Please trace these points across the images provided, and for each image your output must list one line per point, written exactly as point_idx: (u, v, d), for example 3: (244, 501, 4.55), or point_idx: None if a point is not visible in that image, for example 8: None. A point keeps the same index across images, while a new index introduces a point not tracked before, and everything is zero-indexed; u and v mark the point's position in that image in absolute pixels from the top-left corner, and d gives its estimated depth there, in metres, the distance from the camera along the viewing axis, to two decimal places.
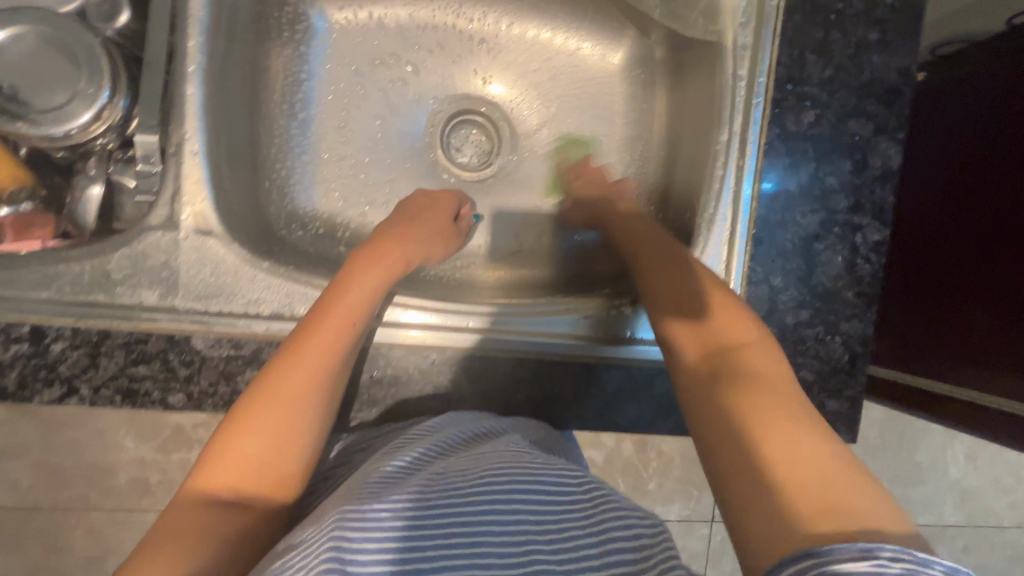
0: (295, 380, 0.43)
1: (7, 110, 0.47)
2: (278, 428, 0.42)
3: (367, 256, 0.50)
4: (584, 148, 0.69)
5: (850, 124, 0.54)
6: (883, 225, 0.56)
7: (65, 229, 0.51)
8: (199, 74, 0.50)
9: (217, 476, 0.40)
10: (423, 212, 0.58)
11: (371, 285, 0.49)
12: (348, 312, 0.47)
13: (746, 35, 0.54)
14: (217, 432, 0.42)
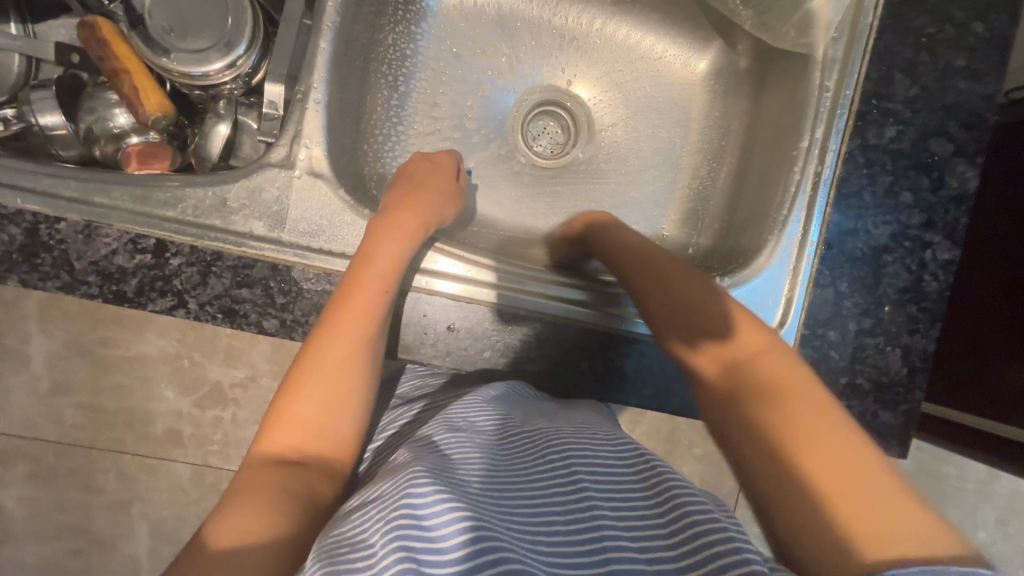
0: (338, 347, 0.45)
1: (159, 45, 0.52)
2: (329, 392, 0.43)
3: (389, 225, 0.51)
4: (657, 150, 0.72)
5: (931, 143, 0.56)
6: (953, 244, 0.57)
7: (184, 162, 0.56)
8: (332, 32, 0.54)
9: (282, 439, 0.42)
10: (432, 179, 0.58)
11: (395, 252, 0.50)
12: (375, 281, 0.48)
13: (838, 48, 0.56)
14: (274, 405, 0.44)
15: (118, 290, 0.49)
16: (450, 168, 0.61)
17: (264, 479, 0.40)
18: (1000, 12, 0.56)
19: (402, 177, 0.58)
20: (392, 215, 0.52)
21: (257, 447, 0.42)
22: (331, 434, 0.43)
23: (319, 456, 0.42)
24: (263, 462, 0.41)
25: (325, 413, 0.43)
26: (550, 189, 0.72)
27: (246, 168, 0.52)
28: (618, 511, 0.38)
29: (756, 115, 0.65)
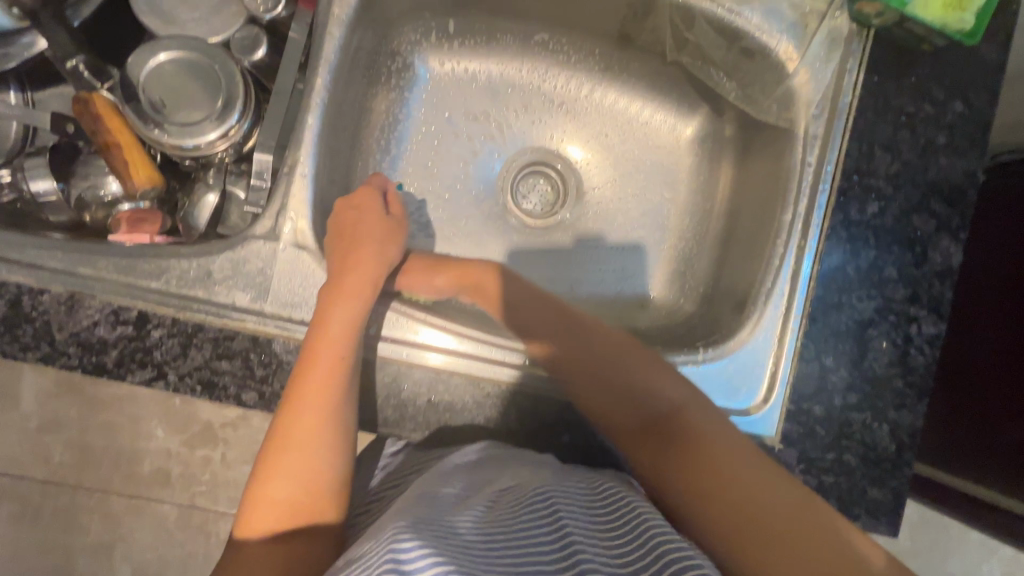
0: (310, 423, 0.46)
1: (149, 118, 0.53)
2: (306, 463, 0.45)
3: (338, 289, 0.50)
4: (645, 211, 0.73)
5: (913, 219, 0.56)
6: (939, 319, 0.57)
7: (171, 226, 0.57)
8: (320, 107, 0.55)
9: (260, 522, 0.43)
10: (368, 225, 0.56)
11: (348, 320, 0.49)
12: (333, 351, 0.48)
13: (818, 125, 0.57)
14: (250, 488, 0.45)
15: (98, 362, 0.49)
16: (375, 202, 0.58)
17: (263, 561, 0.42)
18: (980, 90, 0.56)
19: (331, 228, 0.55)
20: (337, 280, 0.51)
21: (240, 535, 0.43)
22: (323, 502, 0.45)
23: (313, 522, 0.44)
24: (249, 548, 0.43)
25: (310, 481, 0.45)
26: (539, 249, 0.73)
27: (231, 240, 0.53)
28: (597, 545, 0.39)
29: (741, 183, 0.66)
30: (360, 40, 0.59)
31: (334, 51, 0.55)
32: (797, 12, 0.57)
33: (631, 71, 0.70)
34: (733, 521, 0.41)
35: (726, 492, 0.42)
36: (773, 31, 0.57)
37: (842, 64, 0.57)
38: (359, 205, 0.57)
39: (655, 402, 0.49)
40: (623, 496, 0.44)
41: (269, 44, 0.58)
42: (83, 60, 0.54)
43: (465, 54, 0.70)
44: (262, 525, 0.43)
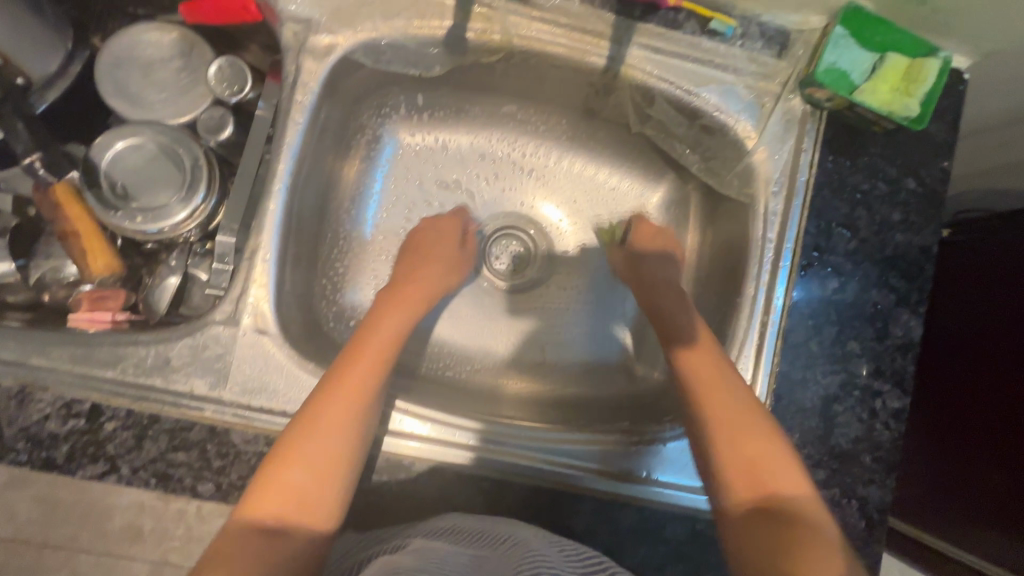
0: (336, 418, 0.46)
1: (109, 204, 0.53)
2: (313, 472, 0.45)
3: (395, 307, 0.57)
4: (614, 275, 0.73)
5: (874, 294, 0.57)
6: (903, 393, 0.57)
7: (133, 302, 0.56)
8: (282, 191, 0.54)
9: (267, 506, 0.43)
10: (448, 248, 0.65)
11: (399, 325, 0.55)
12: (378, 349, 0.52)
13: (778, 202, 0.58)
14: (263, 470, 0.45)
15: (49, 456, 0.48)
16: (455, 234, 0.67)
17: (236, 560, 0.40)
18: (931, 168, 0.58)
19: (409, 254, 0.64)
20: (397, 292, 0.59)
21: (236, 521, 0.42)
22: (311, 512, 0.44)
23: (295, 530, 0.43)
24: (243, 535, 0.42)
25: (311, 485, 0.44)
26: (510, 314, 0.73)
27: (190, 325, 0.52)
28: None
29: (707, 252, 0.67)
30: (323, 120, 0.58)
31: (296, 136, 0.54)
32: (754, 92, 0.58)
33: (598, 139, 0.71)
34: (774, 566, 0.42)
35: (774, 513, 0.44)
36: (731, 110, 0.58)
37: (797, 143, 0.58)
38: (439, 222, 0.67)
39: (727, 428, 0.49)
40: (603, 563, 0.45)
41: (236, 124, 0.60)
42: (39, 157, 0.55)
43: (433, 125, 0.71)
44: (250, 521, 0.43)
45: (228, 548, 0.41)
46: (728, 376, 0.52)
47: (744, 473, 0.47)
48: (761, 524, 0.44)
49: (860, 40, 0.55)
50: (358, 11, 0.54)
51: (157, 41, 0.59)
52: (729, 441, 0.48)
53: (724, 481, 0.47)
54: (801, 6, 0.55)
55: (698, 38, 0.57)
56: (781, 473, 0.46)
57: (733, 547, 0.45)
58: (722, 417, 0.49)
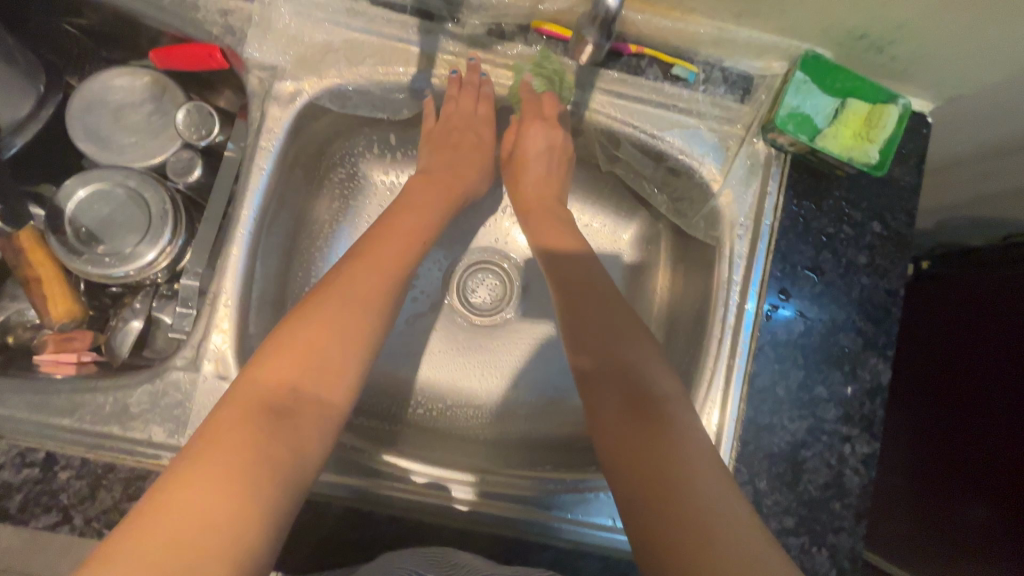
0: (355, 294, 0.49)
1: (73, 248, 0.54)
2: (331, 334, 0.47)
3: (425, 192, 0.61)
4: None
5: (841, 337, 0.57)
6: (872, 438, 0.56)
7: (99, 342, 0.56)
8: (244, 239, 0.54)
9: (278, 371, 0.44)
10: (472, 134, 0.64)
11: (422, 227, 0.58)
12: (400, 236, 0.56)
13: (743, 245, 0.58)
14: (276, 338, 0.46)
15: (1, 507, 0.48)
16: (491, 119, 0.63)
17: (241, 422, 0.41)
18: (896, 211, 0.58)
19: (436, 150, 0.64)
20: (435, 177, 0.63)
21: (251, 380, 0.43)
22: (325, 384, 0.45)
23: (310, 409, 0.43)
24: (257, 401, 0.42)
25: (323, 360, 0.46)
26: (485, 350, 0.73)
27: (149, 371, 0.52)
28: None
29: (677, 290, 0.67)
30: (290, 164, 0.58)
31: (259, 182, 0.54)
32: (717, 135, 0.58)
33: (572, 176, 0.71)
34: (634, 453, 0.45)
35: (628, 421, 0.47)
36: (695, 153, 0.58)
37: (762, 187, 0.58)
38: (457, 100, 0.60)
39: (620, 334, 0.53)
40: None
41: (205, 166, 0.60)
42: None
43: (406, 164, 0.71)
44: (260, 379, 0.44)
45: (238, 399, 0.42)
46: (618, 298, 0.56)
47: (619, 375, 0.51)
48: (628, 431, 0.46)
49: (821, 86, 0.55)
50: (323, 58, 0.55)
51: (128, 86, 0.60)
52: (610, 347, 0.52)
53: (600, 387, 0.51)
54: (762, 53, 0.55)
55: (660, 83, 0.57)
56: (654, 373, 0.50)
57: (605, 449, 0.47)
58: (609, 327, 0.54)
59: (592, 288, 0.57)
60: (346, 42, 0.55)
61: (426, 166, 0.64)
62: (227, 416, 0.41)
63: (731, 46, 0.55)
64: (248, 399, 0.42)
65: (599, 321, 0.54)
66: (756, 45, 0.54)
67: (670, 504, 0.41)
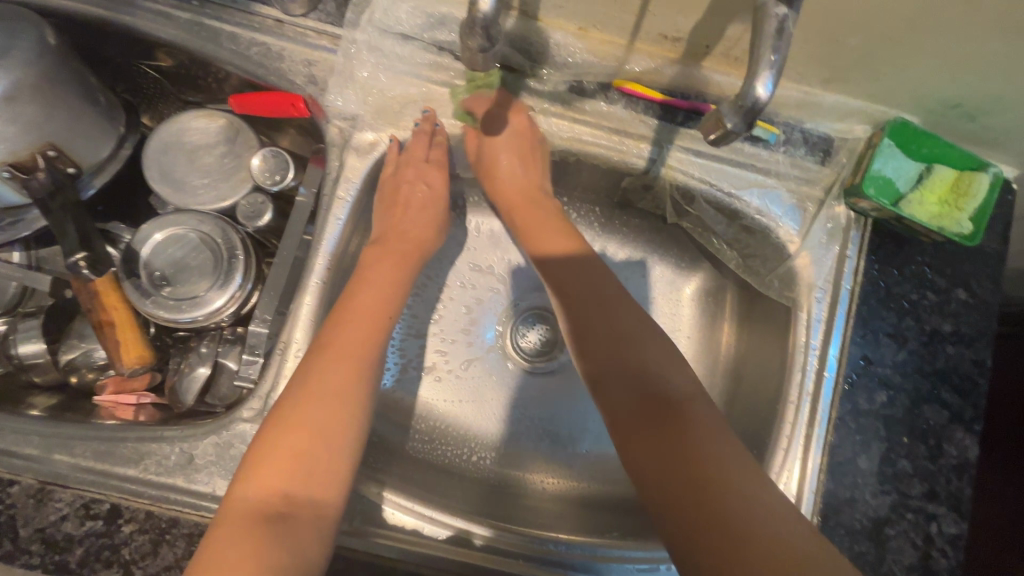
0: (333, 384, 0.47)
1: (145, 291, 0.53)
2: (315, 432, 0.45)
3: (388, 264, 0.56)
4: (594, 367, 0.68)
5: (925, 409, 0.55)
6: (960, 518, 0.53)
7: (160, 382, 0.56)
8: (316, 288, 0.54)
9: (265, 483, 0.42)
10: (424, 185, 0.58)
11: (394, 289, 0.55)
12: (370, 305, 0.53)
13: (821, 308, 0.56)
14: (253, 446, 0.44)
15: (61, 561, 0.46)
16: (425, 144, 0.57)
17: (236, 539, 0.39)
18: (982, 279, 0.56)
19: (389, 211, 0.59)
20: (396, 238, 0.58)
21: (236, 498, 0.42)
22: (319, 483, 0.44)
23: (304, 510, 0.42)
24: (248, 518, 0.41)
25: (313, 458, 0.44)
26: (540, 400, 0.71)
27: (216, 421, 0.51)
28: None
29: (743, 348, 0.65)
30: (363, 212, 0.58)
31: (334, 231, 0.54)
32: (796, 196, 0.57)
33: (635, 227, 0.70)
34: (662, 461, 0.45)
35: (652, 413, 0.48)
36: (773, 214, 0.57)
37: (842, 250, 0.57)
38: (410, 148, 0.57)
39: (629, 332, 0.52)
40: None
41: (275, 210, 0.60)
42: (84, 257, 0.51)
43: None
44: (253, 489, 0.42)
45: (230, 513, 0.41)
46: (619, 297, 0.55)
47: (629, 377, 0.50)
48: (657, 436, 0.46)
49: (905, 152, 0.54)
50: (404, 109, 0.56)
51: (204, 128, 0.60)
52: (614, 347, 0.52)
53: (610, 387, 0.51)
54: (845, 116, 0.55)
55: (740, 142, 0.57)
56: (664, 373, 0.50)
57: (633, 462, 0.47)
58: (618, 327, 0.53)
59: (592, 292, 0.55)
60: (428, 94, 0.56)
61: (388, 231, 0.58)
62: (225, 533, 0.40)
63: (815, 109, 0.55)
64: (241, 515, 0.41)
65: (604, 334, 0.53)
66: (841, 108, 0.54)
67: (702, 508, 0.42)
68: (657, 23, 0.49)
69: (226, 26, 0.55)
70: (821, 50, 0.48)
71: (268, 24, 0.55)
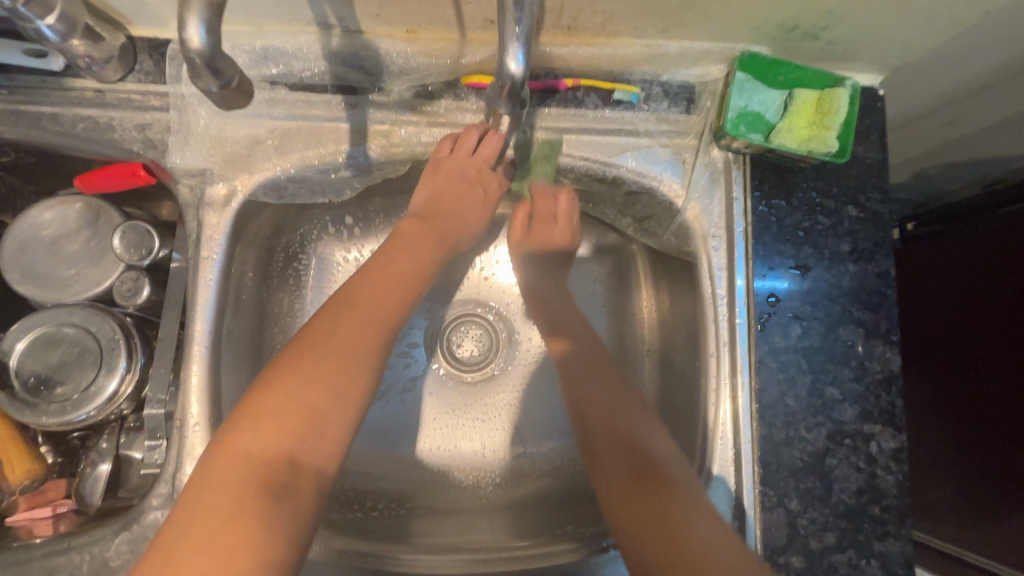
0: (350, 350, 0.50)
1: (26, 401, 0.51)
2: (330, 392, 0.48)
3: (419, 238, 0.59)
4: (533, 365, 0.73)
5: (841, 331, 0.54)
6: (897, 430, 0.53)
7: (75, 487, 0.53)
8: (205, 356, 0.52)
9: (267, 441, 0.45)
10: (478, 188, 0.60)
11: (409, 263, 0.57)
12: (397, 275, 0.56)
13: (720, 256, 0.56)
14: (258, 392, 0.47)
15: None
16: (486, 140, 0.55)
17: (230, 501, 0.42)
18: (869, 191, 0.56)
19: (435, 191, 0.59)
20: (430, 216, 0.60)
21: (234, 445, 0.45)
22: (320, 452, 0.47)
23: (305, 479, 0.46)
24: (251, 474, 0.44)
25: (322, 420, 0.47)
26: (484, 407, 0.71)
27: (125, 517, 0.49)
28: None
29: (664, 309, 0.66)
30: (240, 265, 0.56)
31: (209, 295, 0.52)
32: (671, 150, 0.56)
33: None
34: (632, 508, 0.51)
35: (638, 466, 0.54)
36: (653, 172, 0.56)
37: (727, 193, 0.56)
38: (473, 138, 0.55)
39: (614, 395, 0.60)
40: None
41: (152, 283, 0.57)
42: None
43: (355, 247, 0.69)
44: (253, 443, 0.45)
45: (231, 462, 0.44)
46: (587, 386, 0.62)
47: (619, 442, 0.57)
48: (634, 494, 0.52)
49: (764, 82, 0.54)
50: (251, 151, 0.53)
51: (58, 219, 0.56)
52: (605, 403, 0.60)
53: (597, 443, 0.58)
54: (697, 60, 0.54)
55: (602, 110, 0.55)
56: (641, 437, 0.56)
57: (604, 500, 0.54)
58: (596, 394, 0.61)
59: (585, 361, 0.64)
60: (274, 131, 0.53)
61: (422, 209, 0.60)
62: (220, 487, 0.43)
63: (664, 59, 0.54)
64: (240, 472, 0.44)
65: (593, 396, 0.61)
66: (689, 53, 0.54)
67: (670, 550, 0.47)
68: (477, 10, 0.47)
69: (44, 107, 0.51)
70: (644, 3, 0.47)
71: (88, 96, 0.52)
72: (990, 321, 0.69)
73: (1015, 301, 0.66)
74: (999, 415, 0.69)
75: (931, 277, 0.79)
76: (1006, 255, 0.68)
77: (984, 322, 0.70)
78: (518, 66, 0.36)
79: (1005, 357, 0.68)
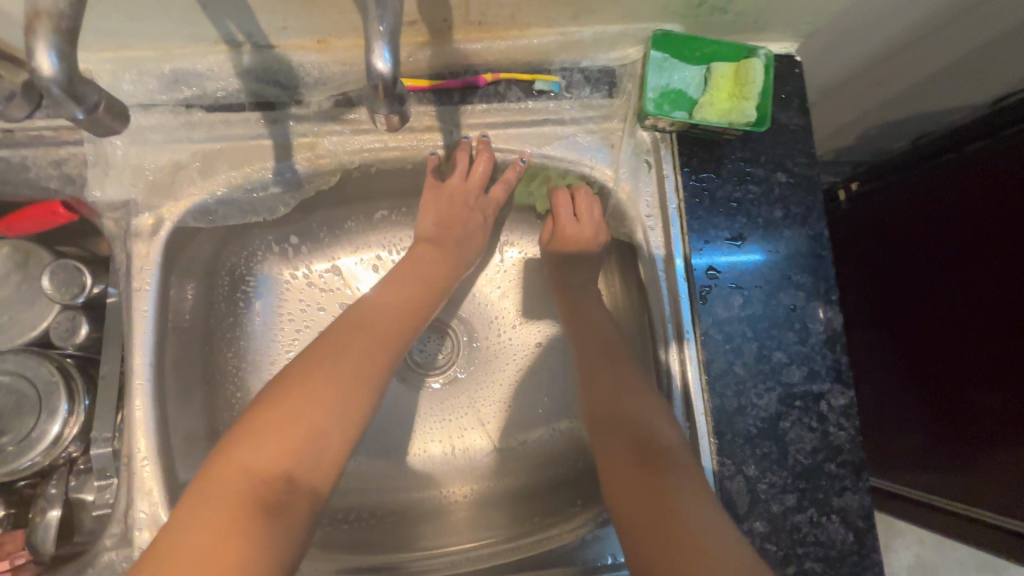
0: (359, 368, 0.51)
1: None
2: (336, 413, 0.48)
3: (431, 260, 0.61)
4: (495, 362, 0.73)
5: (783, 296, 0.55)
6: (846, 386, 0.54)
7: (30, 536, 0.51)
8: (146, 390, 0.51)
9: (269, 456, 0.45)
10: (480, 212, 0.64)
11: (415, 282, 0.59)
12: (409, 295, 0.58)
13: (657, 236, 0.56)
14: (267, 408, 0.47)
15: None
16: (490, 159, 0.58)
17: (224, 515, 0.42)
18: (797, 157, 0.57)
19: (440, 215, 0.62)
20: (436, 237, 0.62)
21: (236, 460, 0.45)
22: (318, 474, 0.47)
23: (300, 498, 0.45)
24: (247, 486, 0.43)
25: (322, 440, 0.47)
26: (448, 410, 0.71)
27: (82, 560, 0.49)
28: None
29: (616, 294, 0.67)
30: (178, 293, 0.55)
31: (145, 327, 0.51)
32: (598, 136, 0.57)
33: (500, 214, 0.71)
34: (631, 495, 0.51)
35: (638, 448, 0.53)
36: (584, 159, 0.57)
37: (658, 172, 0.57)
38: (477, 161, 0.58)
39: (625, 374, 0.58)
40: None
41: (91, 320, 0.56)
42: None
43: (301, 264, 0.68)
44: (256, 458, 0.45)
45: (229, 476, 0.44)
46: (607, 386, 0.61)
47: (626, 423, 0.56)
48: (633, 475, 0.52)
49: (681, 60, 0.54)
50: (174, 177, 0.52)
51: None
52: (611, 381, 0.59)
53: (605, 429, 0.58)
54: (613, 44, 0.55)
55: (525, 102, 0.56)
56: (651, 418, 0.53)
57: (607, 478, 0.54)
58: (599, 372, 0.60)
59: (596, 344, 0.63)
60: (196, 155, 0.52)
61: (430, 231, 0.62)
62: (216, 502, 0.42)
63: (581, 46, 0.54)
64: (236, 487, 0.43)
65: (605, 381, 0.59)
66: (604, 38, 0.54)
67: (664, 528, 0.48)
68: None
69: None
70: None
71: None
72: (936, 268, 0.71)
73: (959, 244, 0.68)
74: (953, 361, 0.70)
75: (871, 237, 0.81)
76: (948, 201, 0.69)
77: (932, 271, 0.72)
78: (387, 64, 0.35)
79: (960, 300, 0.69)
